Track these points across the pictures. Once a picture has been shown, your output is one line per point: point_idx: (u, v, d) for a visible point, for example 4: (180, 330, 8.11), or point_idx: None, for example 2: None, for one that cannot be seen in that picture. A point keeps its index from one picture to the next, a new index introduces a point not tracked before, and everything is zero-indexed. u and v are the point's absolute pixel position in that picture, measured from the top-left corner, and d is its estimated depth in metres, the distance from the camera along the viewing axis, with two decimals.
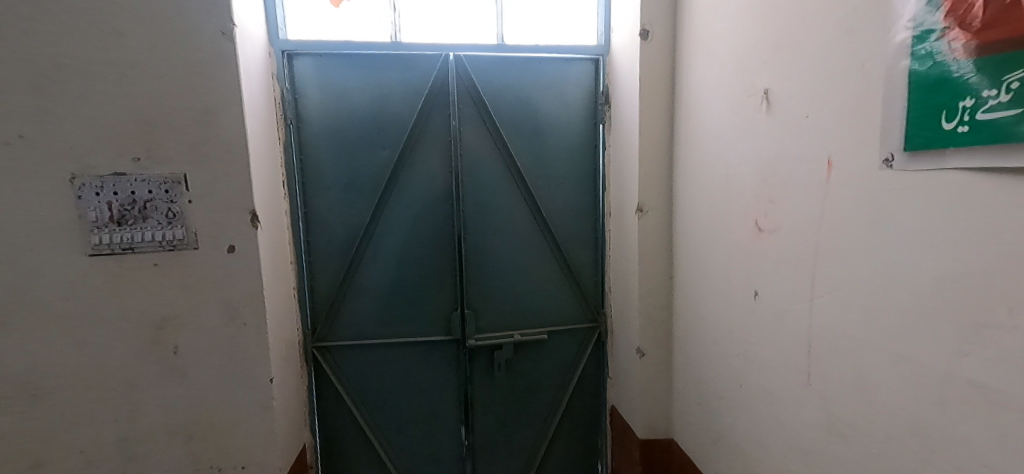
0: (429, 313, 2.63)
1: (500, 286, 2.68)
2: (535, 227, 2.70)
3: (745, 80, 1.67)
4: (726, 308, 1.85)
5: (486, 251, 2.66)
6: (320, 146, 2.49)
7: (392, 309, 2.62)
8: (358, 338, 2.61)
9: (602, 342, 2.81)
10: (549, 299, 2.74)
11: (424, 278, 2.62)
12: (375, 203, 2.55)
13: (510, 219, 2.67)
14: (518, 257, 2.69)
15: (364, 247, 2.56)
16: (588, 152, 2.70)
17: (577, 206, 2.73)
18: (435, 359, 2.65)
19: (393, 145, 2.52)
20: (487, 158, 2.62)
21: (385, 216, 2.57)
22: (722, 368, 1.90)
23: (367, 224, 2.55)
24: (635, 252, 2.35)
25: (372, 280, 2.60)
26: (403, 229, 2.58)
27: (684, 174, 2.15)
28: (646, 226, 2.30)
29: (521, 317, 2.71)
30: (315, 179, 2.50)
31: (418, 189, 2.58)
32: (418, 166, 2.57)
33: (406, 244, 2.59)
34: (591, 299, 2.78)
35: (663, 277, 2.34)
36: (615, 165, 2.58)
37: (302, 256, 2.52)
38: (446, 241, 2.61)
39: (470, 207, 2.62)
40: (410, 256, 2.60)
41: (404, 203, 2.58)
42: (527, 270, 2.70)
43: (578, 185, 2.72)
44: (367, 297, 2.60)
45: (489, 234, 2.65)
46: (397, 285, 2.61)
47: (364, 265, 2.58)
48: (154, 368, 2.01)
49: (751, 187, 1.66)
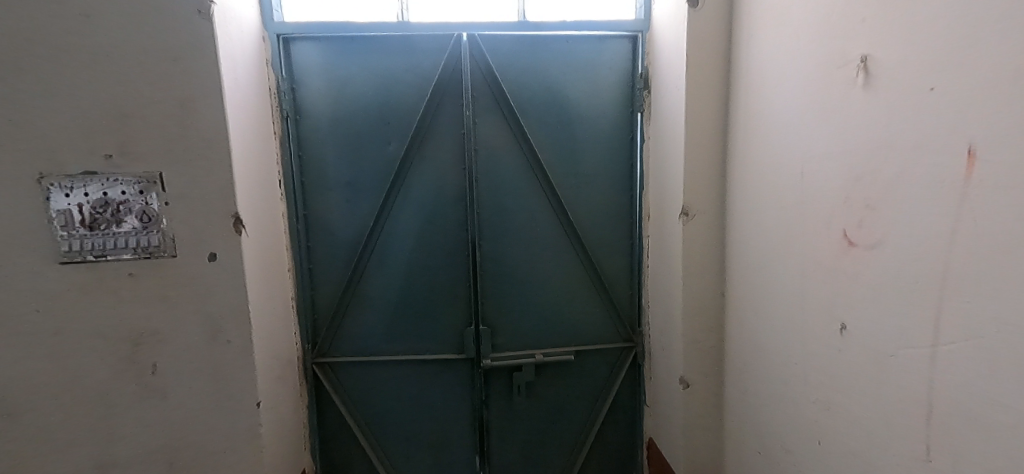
0: (440, 328, 2.35)
1: (519, 299, 2.36)
2: (561, 232, 2.36)
3: (832, 46, 1.28)
4: (800, 340, 1.46)
5: (504, 259, 2.35)
6: (319, 141, 2.24)
7: (399, 323, 2.35)
8: (362, 353, 2.37)
9: (638, 365, 2.44)
10: (576, 314, 2.40)
11: (434, 288, 2.34)
12: (381, 205, 2.28)
13: (531, 222, 2.35)
14: (541, 267, 2.37)
15: (369, 254, 2.31)
16: (624, 146, 2.34)
17: (609, 208, 2.37)
18: (446, 380, 2.37)
19: (400, 139, 2.25)
20: (505, 154, 2.31)
21: (391, 220, 2.31)
22: (793, 415, 1.51)
23: (371, 227, 2.29)
24: (678, 264, 1.99)
25: (377, 290, 2.34)
26: (412, 233, 2.31)
27: (741, 171, 1.77)
28: (692, 233, 1.93)
29: (543, 334, 2.38)
30: (315, 177, 2.26)
31: (428, 189, 2.30)
32: (428, 163, 2.29)
33: (415, 250, 2.32)
34: (625, 315, 2.41)
35: (712, 293, 1.96)
36: (655, 160, 2.21)
37: (302, 262, 2.29)
38: (460, 248, 2.32)
39: (486, 208, 2.32)
40: (419, 264, 2.33)
41: (413, 204, 2.30)
42: (551, 281, 2.38)
43: (611, 183, 2.36)
44: (372, 309, 2.35)
45: (508, 239, 2.34)
46: (405, 296, 2.34)
47: (368, 272, 2.33)
48: (129, 392, 1.78)
49: (839, 187, 1.27)
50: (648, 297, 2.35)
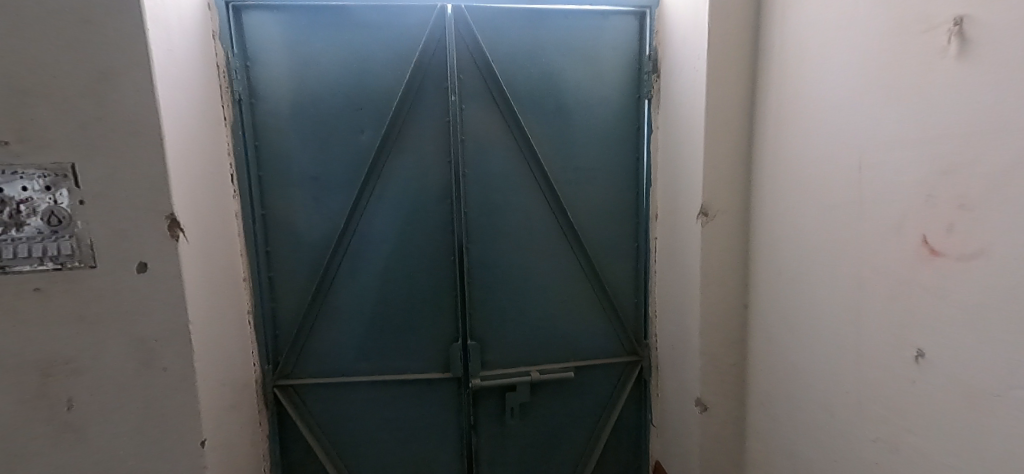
0: (422, 344, 2.07)
1: (512, 309, 2.10)
2: (558, 234, 2.10)
3: (908, 7, 1.03)
4: (854, 366, 1.23)
5: (495, 264, 2.07)
6: (279, 129, 1.93)
7: (375, 338, 2.06)
8: (333, 373, 2.07)
9: (644, 381, 2.20)
10: (576, 326, 2.15)
11: (415, 298, 2.05)
12: (353, 203, 1.98)
13: (525, 222, 2.08)
14: (536, 273, 2.11)
15: (339, 260, 2.01)
16: (630, 137, 2.09)
17: (612, 206, 2.12)
18: (429, 402, 2.09)
19: (374, 127, 1.96)
20: (496, 144, 2.03)
21: (365, 219, 2.01)
22: (844, 453, 1.28)
23: (342, 229, 1.98)
24: (696, 271, 1.75)
25: (349, 301, 2.04)
26: (389, 236, 2.02)
27: (772, 165, 1.53)
28: (712, 236, 1.69)
29: (539, 348, 2.13)
30: (274, 170, 1.94)
31: (408, 185, 2.01)
32: (407, 155, 1.99)
33: (393, 256, 2.03)
34: (629, 325, 2.17)
35: (733, 303, 1.72)
36: (665, 153, 1.96)
37: (260, 270, 1.97)
38: (444, 252, 2.04)
39: (474, 207, 2.04)
40: (397, 270, 2.04)
41: (389, 203, 2.01)
42: (547, 288, 2.12)
43: (614, 178, 2.10)
44: (343, 323, 2.05)
45: (500, 242, 2.07)
46: (381, 307, 2.05)
47: (338, 280, 2.03)
48: (39, 434, 1.44)
49: (919, 184, 1.03)
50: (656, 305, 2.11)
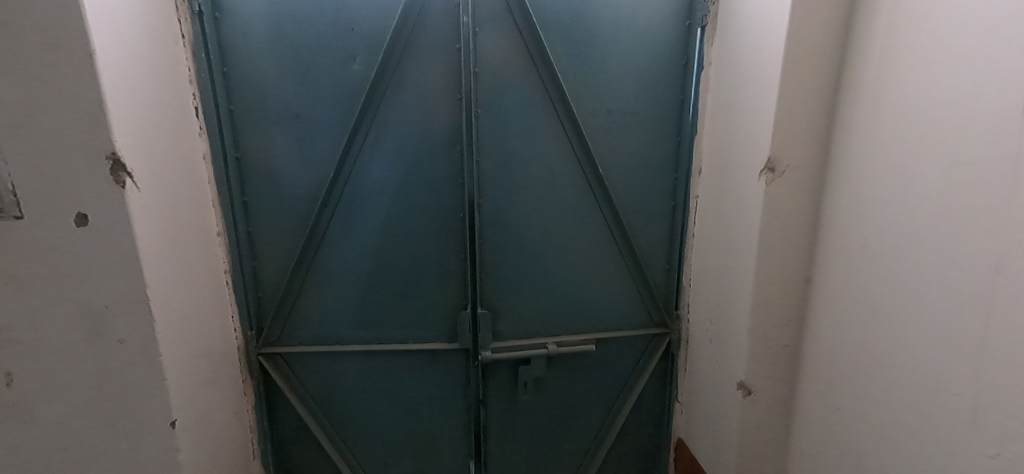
0: (426, 310, 1.83)
1: (528, 274, 1.85)
2: (585, 189, 1.81)
3: None
4: (978, 366, 0.98)
5: (511, 223, 1.80)
6: (252, 52, 1.58)
7: (373, 304, 1.83)
8: (325, 341, 1.85)
9: (672, 356, 1.98)
10: (599, 294, 1.90)
11: (418, 259, 1.80)
12: (345, 147, 1.67)
13: (547, 175, 1.78)
14: (558, 233, 1.84)
15: (330, 213, 1.73)
16: (675, 74, 1.75)
17: (648, 158, 1.81)
18: (434, 374, 1.89)
19: (369, 53, 1.61)
20: (516, 80, 1.69)
21: (359, 167, 1.71)
22: (946, 466, 1.06)
23: (332, 178, 1.69)
24: (753, 237, 1.47)
25: (342, 261, 1.78)
26: (388, 186, 1.73)
27: (868, 109, 1.22)
28: (777, 196, 1.40)
29: (557, 318, 1.89)
30: (248, 104, 1.62)
31: (410, 127, 1.69)
32: (409, 90, 1.66)
33: (393, 210, 1.75)
34: (659, 295, 1.94)
35: (795, 276, 1.46)
36: (718, 95, 1.64)
37: (237, 223, 1.69)
38: (453, 208, 1.76)
39: (488, 156, 1.73)
40: (398, 227, 1.77)
41: (388, 148, 1.70)
42: (569, 252, 1.86)
43: (653, 124, 1.79)
44: (336, 285, 1.80)
45: (517, 197, 1.78)
46: (380, 269, 1.80)
47: (329, 237, 1.76)
48: None
49: None
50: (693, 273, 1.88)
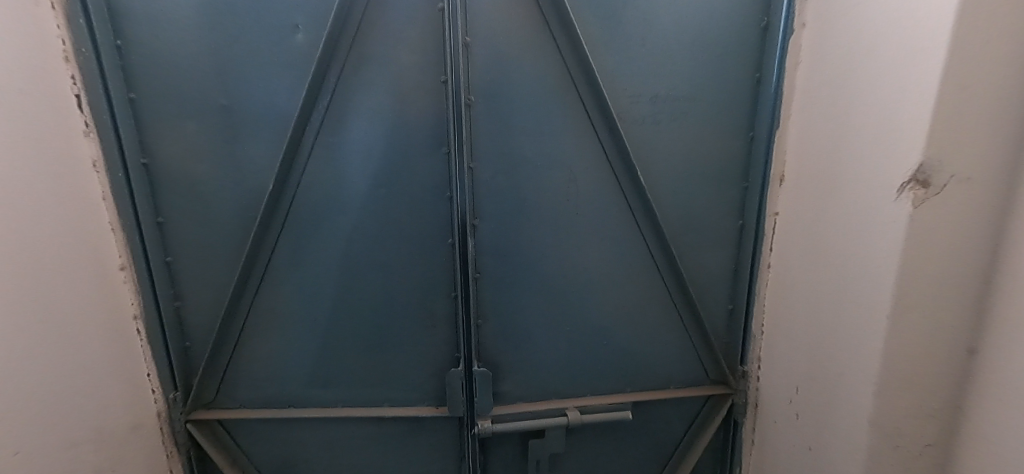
0: (406, 364, 1.39)
1: (541, 317, 1.39)
2: (619, 205, 1.34)
3: None
4: None
5: (518, 251, 1.33)
6: (155, 19, 1.13)
7: (336, 357, 1.39)
8: (275, 403, 1.41)
9: (733, 424, 1.49)
10: (635, 341, 1.44)
11: (395, 299, 1.35)
12: (290, 149, 1.22)
13: (567, 187, 1.30)
14: (581, 264, 1.37)
15: (275, 237, 1.29)
16: (748, 41, 1.24)
17: (707, 161, 1.32)
18: (418, 447, 1.44)
19: (318, 19, 1.15)
20: (524, 54, 1.21)
21: (311, 176, 1.26)
22: None
23: (274, 193, 1.25)
24: (879, 285, 0.97)
25: (293, 301, 1.34)
26: (353, 203, 1.28)
27: None
28: (930, 227, 0.89)
29: (579, 373, 1.44)
30: (154, 91, 1.17)
31: (378, 122, 1.23)
32: (374, 70, 1.20)
33: (359, 235, 1.30)
34: (717, 343, 1.45)
35: (949, 347, 0.94)
36: (818, 72, 1.13)
37: (149, 253, 1.26)
38: (439, 231, 1.30)
39: (485, 161, 1.26)
40: (366, 257, 1.32)
41: (349, 151, 1.25)
42: (595, 287, 1.39)
43: (715, 115, 1.29)
44: (287, 333, 1.37)
45: (526, 217, 1.31)
46: (344, 312, 1.36)
47: (276, 270, 1.32)
48: None
49: None
50: (764, 317, 1.39)
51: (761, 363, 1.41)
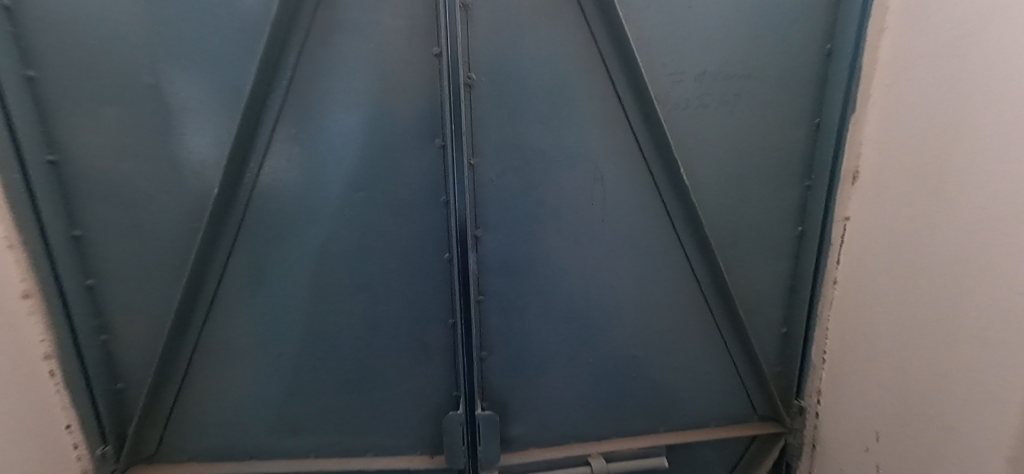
0: (393, 406, 1.13)
1: (559, 346, 1.15)
2: (654, 210, 1.09)
3: None
4: None
5: (532, 268, 1.08)
6: None
7: (308, 399, 1.13)
8: (232, 455, 1.15)
9: (785, 467, 1.26)
10: (671, 373, 1.21)
11: (379, 328, 1.09)
12: (240, 144, 0.95)
13: (592, 189, 1.05)
14: (608, 282, 1.12)
15: (225, 255, 1.03)
16: (819, 4, 0.99)
17: (761, 156, 1.08)
18: None
19: None
20: (540, 21, 0.96)
21: (270, 178, 1.00)
22: None
23: (222, 199, 0.98)
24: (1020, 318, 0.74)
25: (251, 333, 1.08)
26: (325, 211, 1.02)
27: None
28: None
29: (603, 411, 1.21)
30: (57, 67, 0.90)
31: (355, 108, 0.97)
32: (349, 41, 0.94)
33: (333, 250, 1.05)
34: (768, 372, 1.21)
35: None
36: (919, 40, 0.89)
37: (63, 275, 0.99)
38: (434, 244, 1.05)
39: (491, 157, 1.01)
40: (342, 277, 1.06)
41: (318, 145, 0.99)
42: (624, 309, 1.15)
43: (774, 98, 1.04)
44: (245, 371, 1.10)
45: (541, 226, 1.06)
46: (316, 345, 1.10)
47: (229, 294, 1.06)
48: None
49: None
50: (826, 343, 1.16)
51: (822, 397, 1.18)
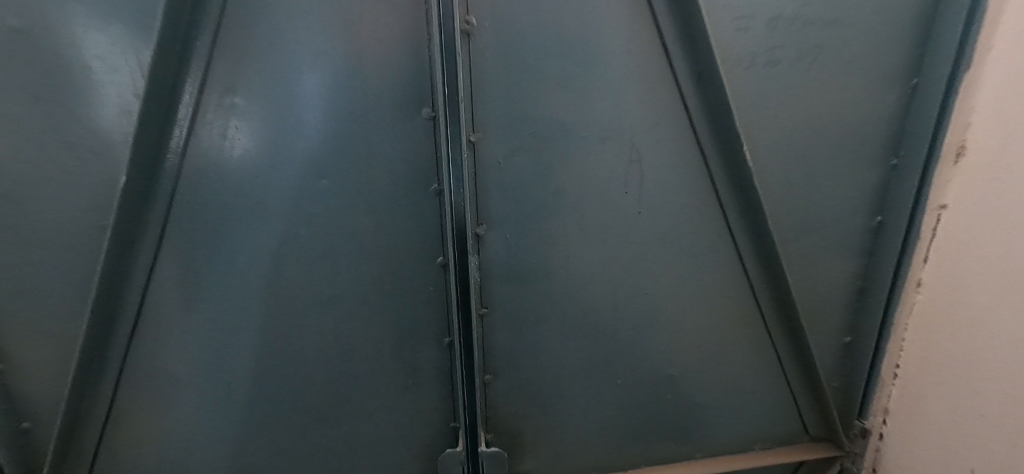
0: (376, 445, 0.92)
1: (580, 367, 0.92)
2: (703, 197, 0.85)
3: None
4: None
5: (548, 273, 0.85)
6: None
7: (266, 440, 0.89)
8: None
9: None
10: (713, 393, 1.00)
11: (355, 349, 0.87)
12: (151, 112, 0.70)
13: (626, 171, 0.81)
14: (642, 289, 0.89)
15: (147, 263, 0.78)
16: None
17: (839, 127, 0.84)
18: None
19: None
20: None
21: (200, 158, 0.75)
22: None
23: (142, 193, 0.74)
24: None
25: (192, 360, 0.84)
26: (279, 202, 0.78)
27: None
28: None
29: (630, 441, 0.99)
30: None
31: (320, 66, 0.75)
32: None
33: (291, 253, 0.81)
34: (828, 389, 1.02)
35: None
36: None
37: None
38: (425, 243, 0.83)
39: (495, 131, 0.77)
40: (305, 287, 0.83)
41: (266, 115, 0.75)
42: (659, 320, 0.93)
43: (863, 49, 0.80)
44: (183, 411, 0.86)
45: (561, 219, 0.82)
46: (276, 372, 0.87)
47: (158, 313, 0.81)
48: None
49: None
50: (901, 355, 0.96)
51: (889, 417, 0.99)
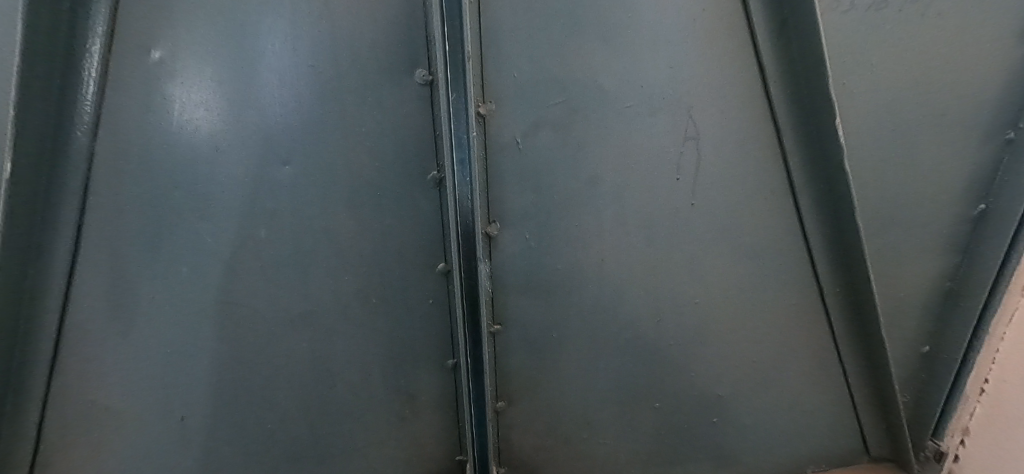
0: None
1: (613, 390, 0.76)
2: (774, 184, 0.67)
3: None
4: None
5: (577, 278, 0.68)
6: None
7: None
8: None
9: None
10: (773, 418, 0.83)
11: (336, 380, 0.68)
12: (46, 54, 0.47)
13: (680, 150, 0.63)
14: (692, 297, 0.72)
15: (63, 280, 0.54)
16: None
17: (934, 95, 0.68)
18: None
19: None
20: None
21: (124, 130, 0.54)
22: None
23: (41, 188, 0.50)
24: None
25: (133, 425, 0.59)
26: (230, 195, 0.59)
27: None
28: None
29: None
30: None
31: (288, 9, 0.57)
32: None
33: (254, 263, 0.61)
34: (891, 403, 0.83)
35: None
36: None
37: None
38: (423, 243, 0.66)
39: (513, 97, 0.59)
40: (270, 307, 0.63)
41: (206, 76, 0.56)
42: (712, 335, 0.75)
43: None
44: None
45: (595, 212, 0.64)
46: (241, 427, 0.64)
47: (82, 361, 0.56)
48: None
49: None
50: (993, 370, 0.75)
51: (969, 438, 0.79)
